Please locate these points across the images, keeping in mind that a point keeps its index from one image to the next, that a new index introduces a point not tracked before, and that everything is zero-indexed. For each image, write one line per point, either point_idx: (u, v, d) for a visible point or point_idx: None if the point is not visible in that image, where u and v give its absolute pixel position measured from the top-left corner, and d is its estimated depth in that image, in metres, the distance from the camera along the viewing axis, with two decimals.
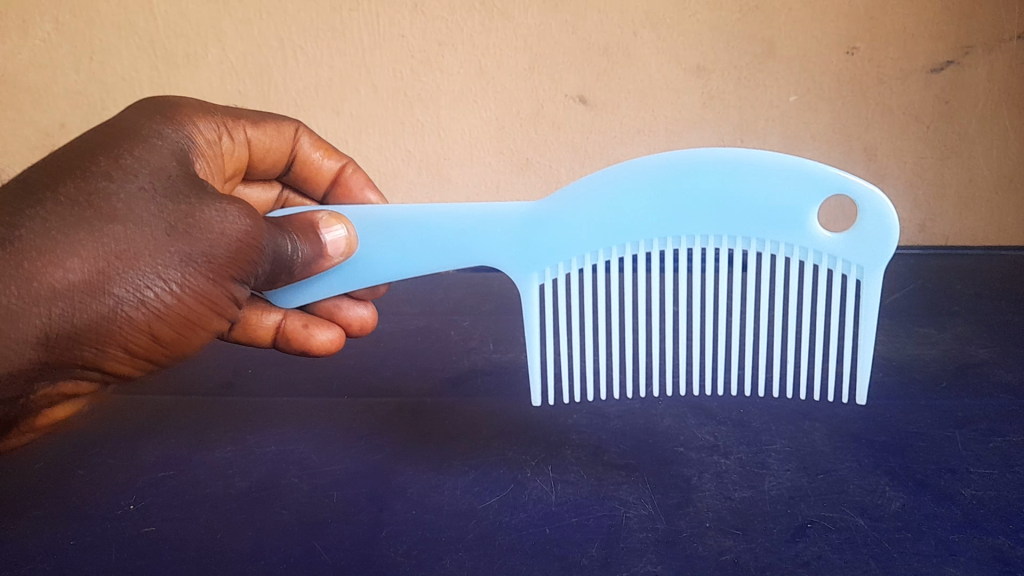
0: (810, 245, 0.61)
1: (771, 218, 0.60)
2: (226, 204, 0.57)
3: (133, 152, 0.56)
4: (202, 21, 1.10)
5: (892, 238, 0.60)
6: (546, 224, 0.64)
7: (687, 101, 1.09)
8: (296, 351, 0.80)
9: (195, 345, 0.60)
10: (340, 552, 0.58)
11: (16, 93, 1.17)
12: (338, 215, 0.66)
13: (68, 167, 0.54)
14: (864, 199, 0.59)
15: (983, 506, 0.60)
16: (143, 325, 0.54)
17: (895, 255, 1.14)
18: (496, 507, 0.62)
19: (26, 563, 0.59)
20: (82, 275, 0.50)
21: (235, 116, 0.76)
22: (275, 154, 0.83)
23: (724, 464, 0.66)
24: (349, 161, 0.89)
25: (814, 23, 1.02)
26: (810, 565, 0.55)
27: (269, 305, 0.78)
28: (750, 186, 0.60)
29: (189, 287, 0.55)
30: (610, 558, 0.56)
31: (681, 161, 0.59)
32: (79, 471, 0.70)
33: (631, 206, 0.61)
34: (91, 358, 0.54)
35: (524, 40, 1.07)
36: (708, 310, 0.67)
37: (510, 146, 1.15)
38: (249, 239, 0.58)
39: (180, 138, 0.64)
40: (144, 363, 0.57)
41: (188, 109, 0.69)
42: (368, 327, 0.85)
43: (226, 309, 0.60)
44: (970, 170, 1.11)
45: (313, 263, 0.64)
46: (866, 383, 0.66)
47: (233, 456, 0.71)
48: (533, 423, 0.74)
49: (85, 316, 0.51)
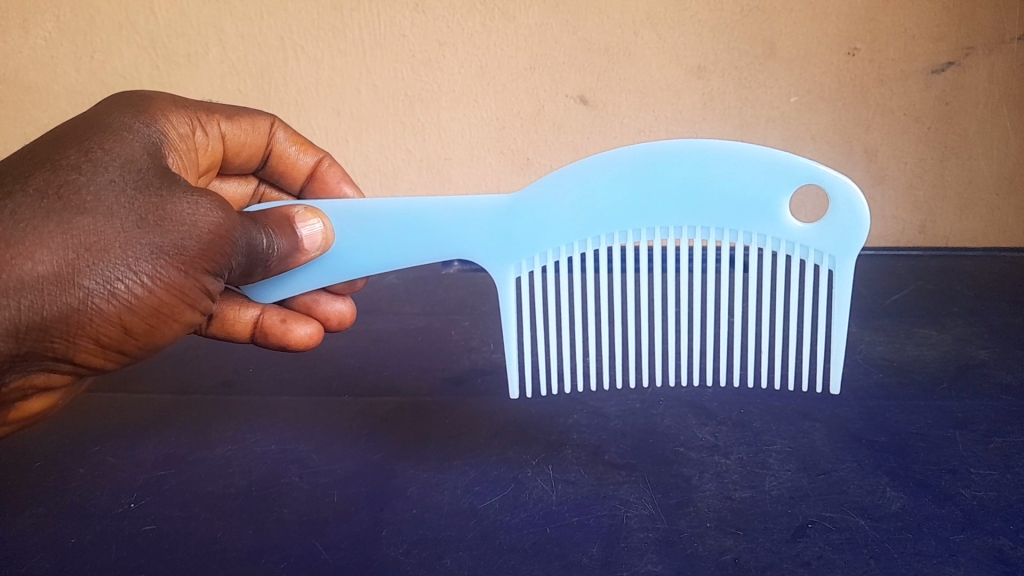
0: (785, 236, 0.61)
1: (746, 210, 0.60)
2: (198, 196, 0.57)
3: (104, 146, 0.57)
4: (203, 20, 1.10)
5: (863, 229, 0.60)
6: (517, 217, 0.64)
7: (688, 102, 1.09)
8: (275, 346, 0.79)
9: (168, 338, 0.60)
10: (340, 551, 0.58)
11: (15, 92, 1.17)
12: (315, 208, 0.65)
13: (39, 160, 0.54)
14: (837, 192, 0.59)
15: (984, 507, 0.60)
16: (114, 317, 0.54)
17: (894, 256, 1.13)
18: (496, 506, 0.62)
19: (26, 562, 0.59)
20: (51, 266, 0.50)
21: (209, 110, 0.76)
22: (251, 148, 0.82)
23: (724, 464, 0.66)
24: (325, 156, 0.89)
25: (815, 24, 1.02)
26: (811, 565, 0.55)
27: (247, 300, 0.77)
28: (725, 178, 0.60)
29: (160, 280, 0.55)
30: (610, 557, 0.56)
31: (648, 153, 0.59)
32: (79, 470, 0.70)
33: (602, 199, 0.61)
34: (62, 350, 0.54)
35: (525, 40, 1.07)
36: (692, 307, 0.68)
37: (510, 146, 1.15)
38: (221, 232, 0.57)
39: (152, 132, 0.64)
40: (115, 354, 0.57)
41: (163, 104, 0.69)
42: (347, 322, 0.83)
43: (199, 302, 0.60)
44: (970, 171, 1.11)
45: (289, 257, 0.64)
46: (841, 373, 0.65)
47: (232, 454, 0.71)
48: (533, 423, 0.74)
49: (54, 308, 0.51)
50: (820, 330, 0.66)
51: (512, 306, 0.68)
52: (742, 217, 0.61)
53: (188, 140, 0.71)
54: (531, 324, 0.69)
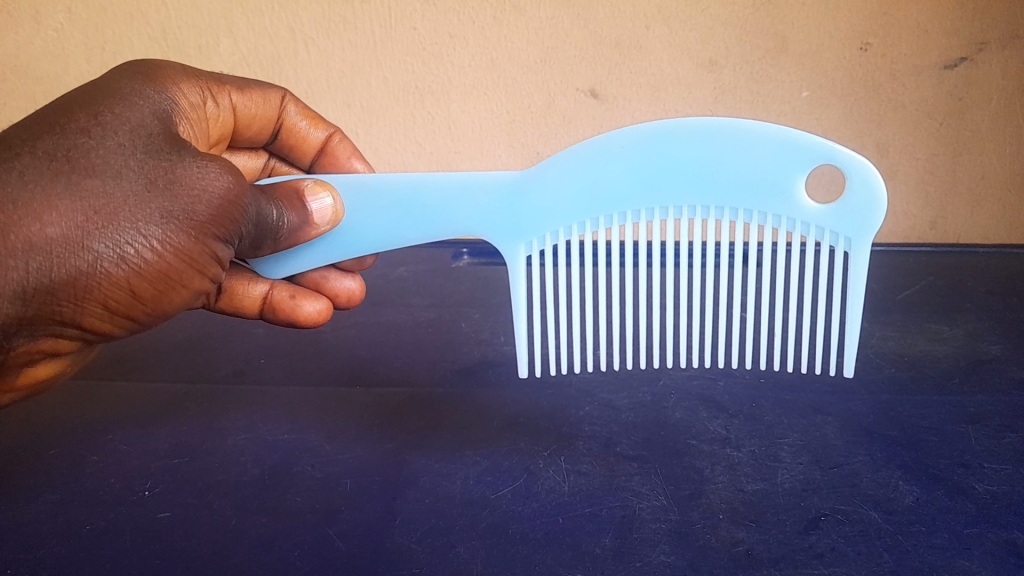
0: (799, 217, 0.61)
1: (760, 188, 0.60)
2: (206, 161, 0.57)
3: (113, 110, 0.57)
4: (215, 11, 1.10)
5: (879, 212, 0.60)
6: (525, 196, 0.64)
7: (698, 97, 1.08)
8: (284, 322, 0.80)
9: (176, 304, 0.60)
10: (353, 539, 0.58)
11: (27, 83, 1.17)
12: (324, 182, 0.65)
13: (46, 123, 0.54)
14: (855, 174, 0.59)
15: (997, 501, 0.60)
16: (123, 281, 0.55)
17: (905, 253, 1.13)
18: (508, 497, 0.63)
19: (41, 549, 0.59)
20: (60, 230, 0.51)
21: (219, 81, 0.76)
22: (262, 121, 0.83)
23: (736, 456, 0.66)
24: (335, 130, 0.89)
25: (827, 18, 1.02)
26: (824, 557, 0.55)
27: (256, 275, 0.78)
28: (737, 155, 0.59)
29: (169, 244, 0.56)
30: (622, 548, 0.57)
31: (659, 129, 0.59)
32: (92, 458, 0.70)
33: (611, 174, 0.61)
34: (70, 314, 0.54)
35: (536, 34, 1.07)
36: (701, 288, 0.68)
37: (521, 139, 1.14)
38: (230, 198, 0.58)
39: (162, 100, 0.64)
40: (123, 319, 0.58)
41: (172, 72, 0.69)
42: (355, 300, 0.85)
43: (209, 269, 0.61)
44: (981, 166, 1.10)
45: (299, 231, 0.64)
46: (854, 356, 0.67)
47: (246, 443, 0.71)
48: (545, 415, 0.74)
49: (62, 271, 0.52)
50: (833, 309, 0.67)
51: (520, 289, 0.68)
52: (755, 196, 0.61)
53: (198, 109, 0.71)
54: (540, 309, 0.70)
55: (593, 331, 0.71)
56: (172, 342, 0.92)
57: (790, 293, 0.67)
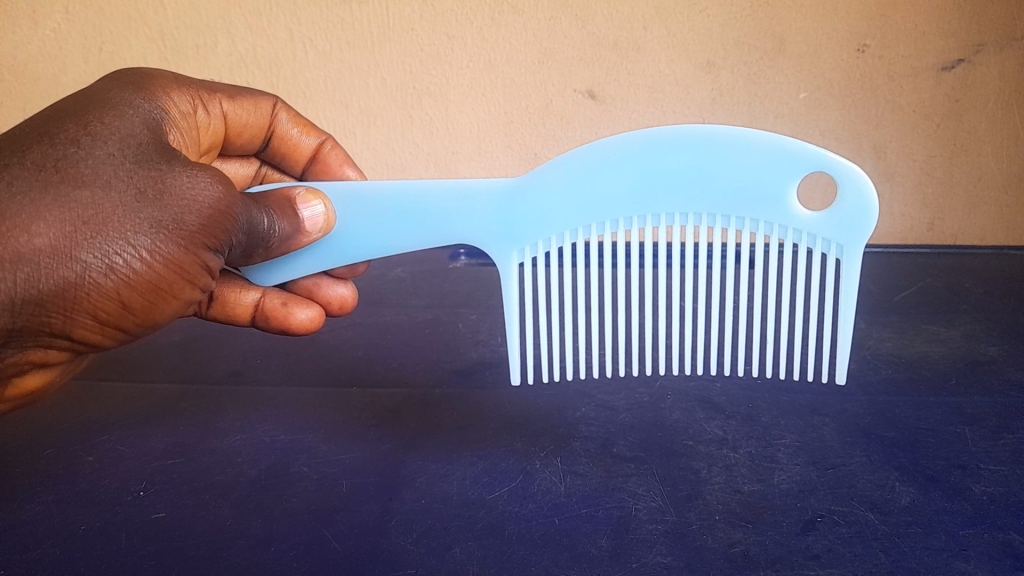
0: (790, 224, 0.61)
1: (751, 196, 0.60)
2: (196, 171, 0.57)
3: (104, 120, 0.57)
4: (214, 11, 1.10)
5: (870, 215, 0.60)
6: (517, 203, 0.64)
7: (697, 97, 1.08)
8: (275, 330, 0.80)
9: (167, 314, 0.60)
10: (350, 540, 0.58)
11: (24, 83, 1.17)
12: (316, 191, 0.65)
13: (36, 134, 0.54)
14: (846, 178, 0.59)
15: (994, 502, 0.60)
16: (112, 291, 0.54)
17: (903, 254, 1.13)
18: (505, 498, 0.62)
19: (36, 549, 0.59)
20: (49, 240, 0.51)
21: (211, 89, 0.77)
22: (253, 129, 0.83)
23: (733, 457, 0.66)
24: (328, 138, 0.88)
25: (826, 19, 1.02)
26: (821, 558, 0.55)
27: (248, 284, 0.79)
28: (727, 162, 0.59)
29: (159, 254, 0.55)
30: (619, 548, 0.56)
31: (649, 136, 0.59)
32: (88, 458, 0.70)
33: (602, 181, 0.61)
34: (60, 324, 0.54)
35: (534, 34, 1.07)
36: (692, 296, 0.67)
37: (520, 140, 1.14)
38: (221, 207, 0.58)
39: (153, 108, 0.64)
40: (112, 329, 0.58)
41: (163, 81, 0.70)
42: (348, 307, 0.83)
43: (199, 278, 0.61)
44: (979, 167, 1.10)
45: (291, 239, 0.64)
46: (846, 364, 0.67)
47: (243, 444, 0.71)
48: (542, 415, 0.74)
49: (51, 282, 0.51)
50: (825, 317, 0.67)
51: (514, 293, 0.68)
52: (746, 202, 0.61)
53: (189, 118, 0.71)
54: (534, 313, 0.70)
55: (585, 335, 0.71)
56: (169, 342, 0.92)
57: (782, 299, 0.67)
